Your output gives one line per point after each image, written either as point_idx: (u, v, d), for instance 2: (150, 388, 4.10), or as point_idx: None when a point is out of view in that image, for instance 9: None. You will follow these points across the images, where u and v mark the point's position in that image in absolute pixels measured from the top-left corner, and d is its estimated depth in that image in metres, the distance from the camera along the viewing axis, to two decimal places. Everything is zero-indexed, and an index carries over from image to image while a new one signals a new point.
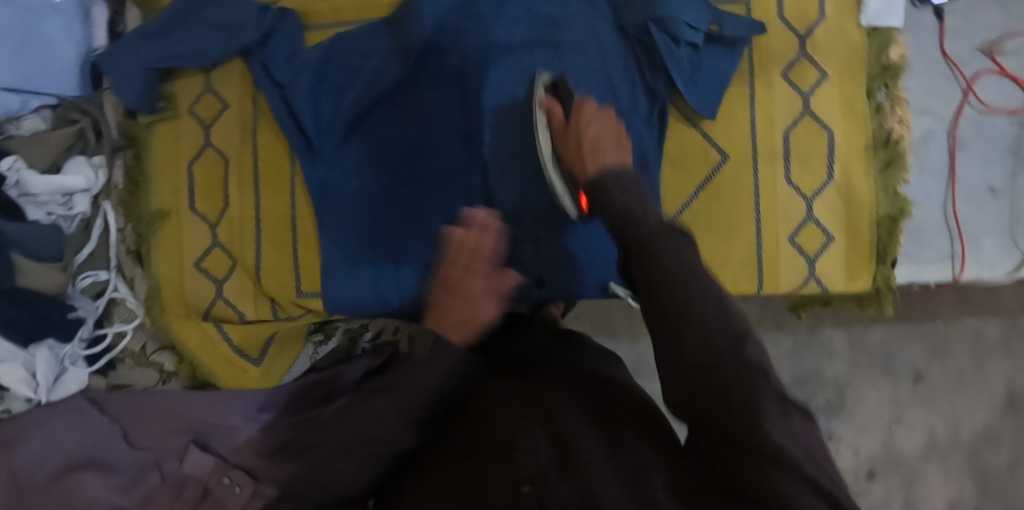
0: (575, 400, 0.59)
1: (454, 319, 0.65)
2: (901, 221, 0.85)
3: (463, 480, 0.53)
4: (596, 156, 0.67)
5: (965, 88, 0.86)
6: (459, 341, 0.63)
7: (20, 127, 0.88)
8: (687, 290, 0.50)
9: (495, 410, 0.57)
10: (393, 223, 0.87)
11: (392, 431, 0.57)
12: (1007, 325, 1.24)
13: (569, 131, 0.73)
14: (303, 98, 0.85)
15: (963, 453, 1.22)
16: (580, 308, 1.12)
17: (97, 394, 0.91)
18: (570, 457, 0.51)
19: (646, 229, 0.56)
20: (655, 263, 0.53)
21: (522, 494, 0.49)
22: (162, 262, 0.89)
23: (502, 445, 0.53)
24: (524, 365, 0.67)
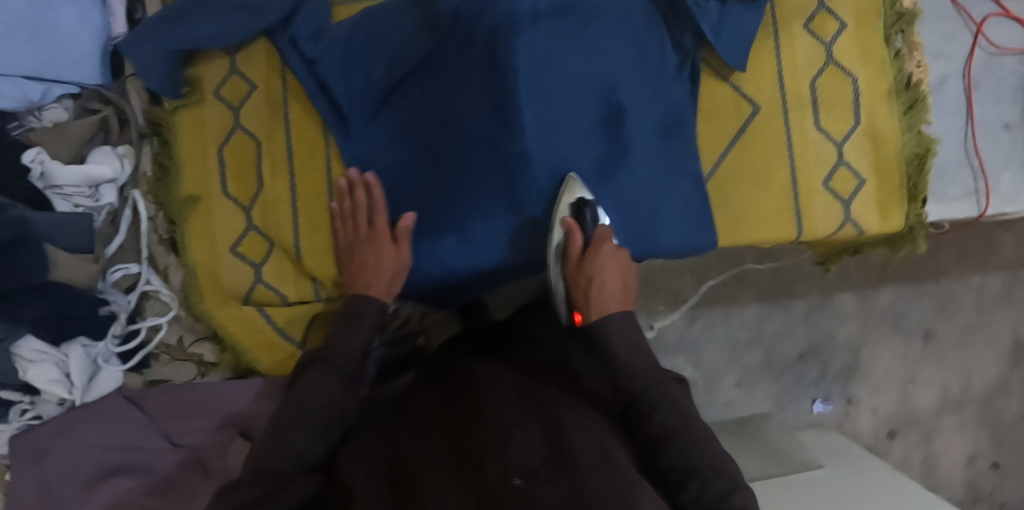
0: (570, 409, 0.72)
1: (372, 265, 0.81)
2: (928, 158, 0.88)
3: (451, 460, 0.64)
4: (605, 307, 0.78)
5: (975, 31, 0.89)
6: (382, 290, 0.81)
7: (42, 117, 0.84)
8: (673, 445, 0.70)
9: (500, 412, 0.69)
10: (433, 193, 0.83)
11: (330, 395, 0.72)
12: (1008, 278, 1.45)
13: (581, 270, 0.79)
14: (335, 75, 0.84)
15: (975, 404, 1.46)
16: None
17: (133, 392, 0.89)
18: (560, 459, 0.62)
19: (641, 381, 0.74)
20: (655, 417, 0.72)
21: (513, 484, 0.59)
22: (196, 250, 0.86)
23: (498, 439, 0.64)
24: (515, 367, 0.80)
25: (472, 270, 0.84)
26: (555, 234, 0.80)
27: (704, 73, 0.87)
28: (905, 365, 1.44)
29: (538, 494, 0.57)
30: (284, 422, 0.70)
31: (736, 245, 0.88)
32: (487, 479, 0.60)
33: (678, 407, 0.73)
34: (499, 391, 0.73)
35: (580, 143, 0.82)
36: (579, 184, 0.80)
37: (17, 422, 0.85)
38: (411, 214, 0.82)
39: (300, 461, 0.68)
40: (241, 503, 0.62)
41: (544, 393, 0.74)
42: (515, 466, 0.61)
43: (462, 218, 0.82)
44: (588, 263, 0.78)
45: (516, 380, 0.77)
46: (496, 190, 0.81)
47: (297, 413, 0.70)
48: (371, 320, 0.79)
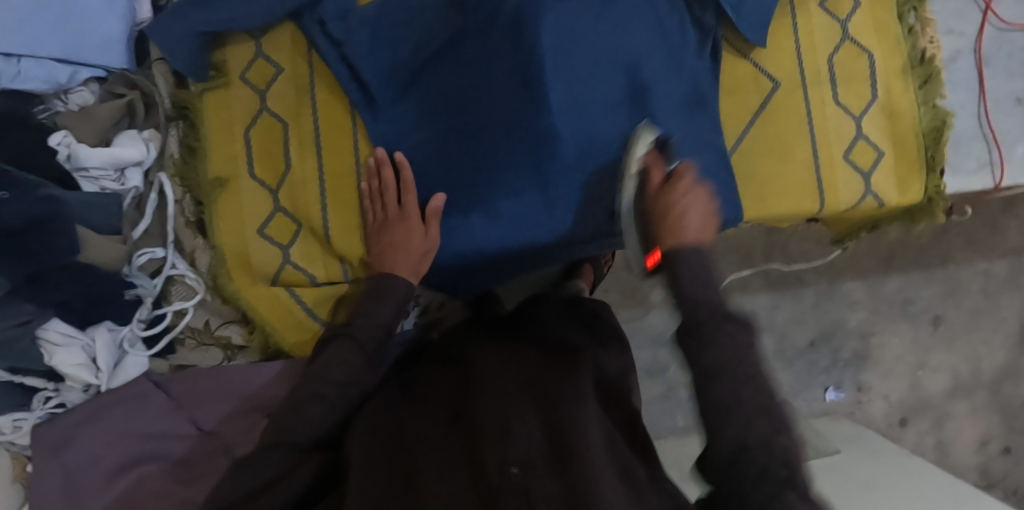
0: (575, 394, 0.70)
1: (399, 244, 0.82)
2: (945, 130, 0.89)
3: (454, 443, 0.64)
4: (680, 237, 0.70)
5: (984, 9, 0.92)
6: (411, 271, 0.82)
7: (69, 101, 0.85)
8: (721, 380, 0.62)
9: (504, 399, 0.67)
10: (462, 169, 0.83)
11: (349, 371, 0.74)
12: (1015, 263, 1.43)
13: (662, 197, 0.73)
14: (363, 56, 0.84)
15: (985, 390, 1.44)
16: (609, 283, 1.31)
17: (160, 376, 0.88)
18: (560, 452, 0.61)
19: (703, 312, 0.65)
20: (706, 350, 0.63)
21: (511, 473, 0.58)
22: (223, 231, 0.87)
23: (501, 423, 0.64)
24: (529, 347, 0.81)
25: (501, 248, 0.84)
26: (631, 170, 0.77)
27: (725, 50, 0.89)
28: (915, 351, 1.44)
29: (536, 487, 0.57)
30: (299, 399, 0.72)
31: (761, 219, 0.89)
32: (486, 469, 0.59)
33: (727, 353, 0.63)
34: (505, 377, 0.71)
35: (607, 117, 0.82)
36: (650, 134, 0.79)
37: (40, 410, 0.83)
38: (441, 195, 0.82)
39: (316, 433, 0.70)
40: (257, 481, 0.64)
41: (551, 377, 0.72)
42: (513, 455, 0.60)
43: (491, 193, 0.82)
44: (669, 189, 0.73)
45: (530, 359, 0.76)
46: (524, 167, 0.81)
47: (314, 389, 0.72)
48: (396, 296, 0.80)
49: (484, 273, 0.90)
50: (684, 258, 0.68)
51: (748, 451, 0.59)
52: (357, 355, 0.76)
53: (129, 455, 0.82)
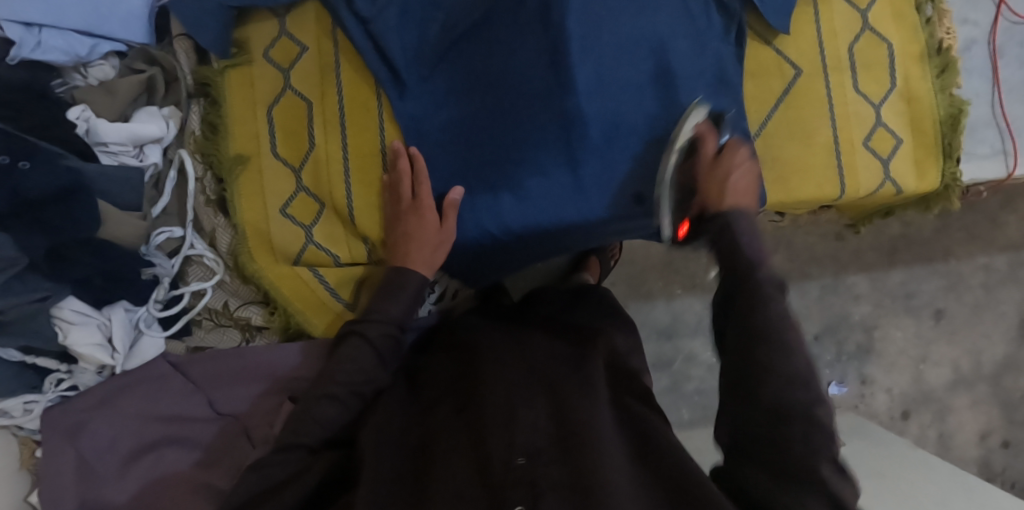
0: (582, 386, 0.69)
1: (414, 235, 0.82)
2: (961, 118, 0.91)
3: (463, 436, 0.64)
4: (733, 199, 0.71)
5: (998, 2, 0.94)
6: (425, 266, 0.82)
7: (88, 75, 0.83)
8: (764, 343, 0.60)
9: (509, 393, 0.67)
10: (491, 147, 0.84)
11: (363, 368, 0.75)
12: (1015, 258, 1.46)
13: (717, 167, 0.74)
14: (390, 34, 0.84)
15: (986, 383, 1.46)
16: (616, 276, 1.31)
17: (177, 357, 0.86)
18: (567, 443, 0.60)
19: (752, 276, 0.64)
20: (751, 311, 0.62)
21: (516, 464, 0.57)
22: (246, 210, 0.85)
23: (506, 414, 0.63)
24: (537, 338, 0.81)
25: (527, 230, 0.83)
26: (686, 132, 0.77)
27: (748, 36, 0.90)
28: (917, 344, 1.46)
29: (542, 475, 0.56)
30: (311, 398, 0.72)
31: (782, 201, 0.90)
32: (491, 460, 0.58)
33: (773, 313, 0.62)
34: (510, 371, 0.71)
35: (636, 97, 0.82)
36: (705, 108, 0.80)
37: (52, 393, 0.80)
38: (460, 189, 0.83)
39: (328, 434, 0.71)
40: (277, 479, 0.66)
41: (556, 372, 0.72)
42: (520, 446, 0.59)
43: (517, 172, 0.82)
44: (725, 162, 0.74)
45: (536, 352, 0.76)
46: (551, 146, 0.81)
47: (328, 389, 0.73)
48: (410, 290, 0.81)
49: (509, 254, 0.89)
50: (738, 214, 0.69)
51: (791, 398, 0.59)
52: (369, 355, 0.76)
53: (148, 437, 0.82)
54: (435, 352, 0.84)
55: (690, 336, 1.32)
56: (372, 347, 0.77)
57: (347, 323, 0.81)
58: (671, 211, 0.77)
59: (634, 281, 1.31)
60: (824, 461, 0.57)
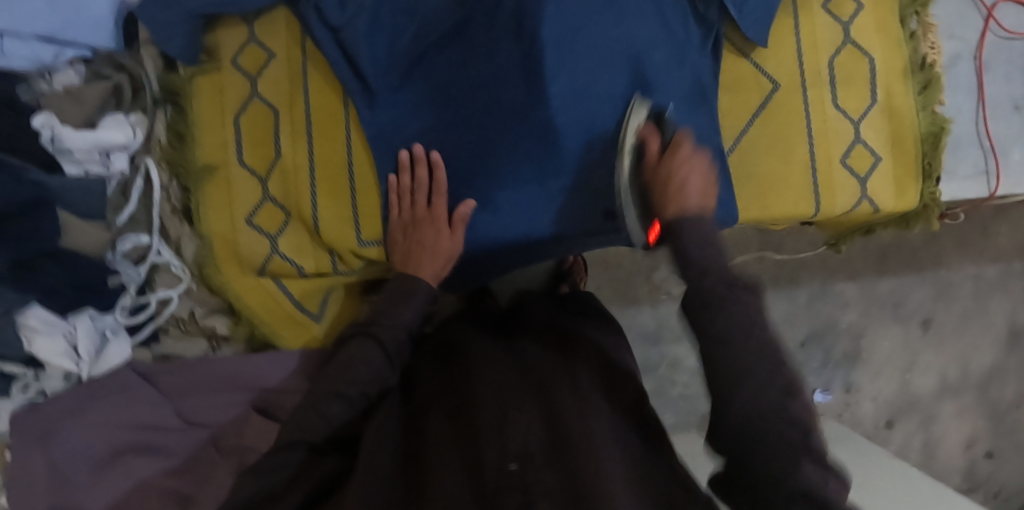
0: (573, 387, 0.68)
1: (427, 245, 0.81)
2: (943, 137, 0.89)
3: (456, 440, 0.63)
4: (681, 203, 0.70)
5: (986, 15, 0.92)
6: (434, 278, 0.81)
7: (52, 81, 0.82)
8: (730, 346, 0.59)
9: (502, 397, 0.65)
10: (474, 158, 0.83)
11: (371, 368, 0.73)
12: (1004, 268, 1.44)
13: (663, 164, 0.73)
14: (361, 41, 0.81)
15: (972, 391, 1.45)
16: (602, 280, 1.30)
17: (144, 365, 0.86)
18: (559, 445, 0.59)
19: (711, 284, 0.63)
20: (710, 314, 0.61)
21: (509, 470, 0.56)
22: (212, 219, 0.85)
23: (497, 419, 0.62)
24: (528, 342, 0.80)
25: (498, 244, 0.84)
26: (630, 139, 0.77)
27: (725, 49, 0.88)
28: (905, 352, 1.44)
29: (535, 481, 0.55)
30: (314, 398, 0.69)
31: (757, 218, 0.88)
32: (482, 466, 0.57)
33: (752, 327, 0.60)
34: (502, 376, 0.70)
35: (608, 109, 0.81)
36: (644, 103, 0.79)
37: (20, 397, 0.81)
38: (471, 202, 0.82)
39: (330, 431, 0.67)
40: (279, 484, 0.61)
41: (548, 372, 0.71)
42: (513, 450, 0.58)
43: (500, 188, 0.82)
44: (668, 157, 0.73)
45: (528, 357, 0.75)
46: (529, 156, 0.81)
47: (337, 387, 0.70)
48: (421, 298, 0.80)
49: (494, 264, 0.90)
50: (688, 220, 0.69)
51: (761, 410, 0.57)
52: (377, 354, 0.74)
53: (116, 445, 0.80)
54: (423, 355, 0.82)
55: (674, 341, 1.32)
56: (382, 347, 0.75)
57: (354, 325, 0.78)
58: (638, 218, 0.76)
59: (621, 285, 1.30)
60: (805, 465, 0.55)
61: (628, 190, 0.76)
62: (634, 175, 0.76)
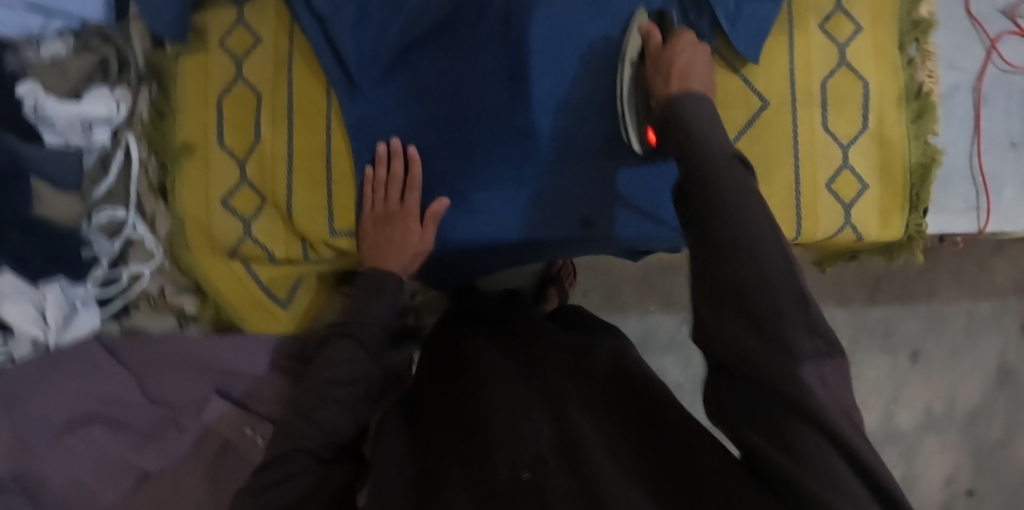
0: (579, 399, 0.67)
1: (396, 241, 0.81)
2: (933, 169, 0.87)
3: (463, 447, 0.61)
4: (686, 84, 0.69)
5: (989, 47, 0.90)
6: (400, 269, 0.80)
7: (39, 51, 0.81)
8: (735, 251, 0.55)
9: (510, 404, 0.64)
10: (453, 155, 0.82)
11: (353, 369, 0.71)
12: (999, 304, 1.41)
13: (665, 53, 0.73)
14: (346, 31, 0.81)
15: (958, 426, 1.41)
16: (590, 286, 1.30)
17: (111, 340, 0.85)
18: (571, 452, 0.57)
19: (718, 192, 0.57)
20: (720, 218, 0.56)
21: (524, 479, 0.54)
22: (187, 199, 0.85)
23: (507, 427, 0.60)
24: (529, 345, 0.78)
25: (470, 245, 0.84)
26: (632, 39, 0.77)
27: (716, 63, 0.86)
28: (891, 382, 1.41)
29: (551, 487, 0.52)
30: (303, 404, 0.69)
31: None
32: (494, 478, 0.55)
33: (754, 223, 0.55)
34: (506, 383, 0.68)
35: (589, 118, 0.81)
36: (644, 13, 0.79)
37: None
38: (444, 200, 0.80)
39: (330, 437, 0.67)
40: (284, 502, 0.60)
41: (552, 376, 0.70)
42: (525, 459, 0.56)
43: (477, 188, 0.82)
44: (670, 46, 0.73)
45: (530, 362, 0.73)
46: (506, 159, 0.82)
47: (322, 390, 0.69)
48: (391, 293, 0.78)
49: (472, 261, 0.91)
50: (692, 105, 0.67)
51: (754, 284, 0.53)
52: (359, 355, 0.72)
53: (80, 413, 0.81)
54: (424, 375, 0.81)
55: (656, 352, 1.30)
56: (361, 345, 0.73)
57: (331, 325, 0.76)
58: (634, 118, 0.77)
59: (609, 292, 1.29)
60: (804, 362, 0.51)
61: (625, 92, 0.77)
62: (635, 77, 0.77)
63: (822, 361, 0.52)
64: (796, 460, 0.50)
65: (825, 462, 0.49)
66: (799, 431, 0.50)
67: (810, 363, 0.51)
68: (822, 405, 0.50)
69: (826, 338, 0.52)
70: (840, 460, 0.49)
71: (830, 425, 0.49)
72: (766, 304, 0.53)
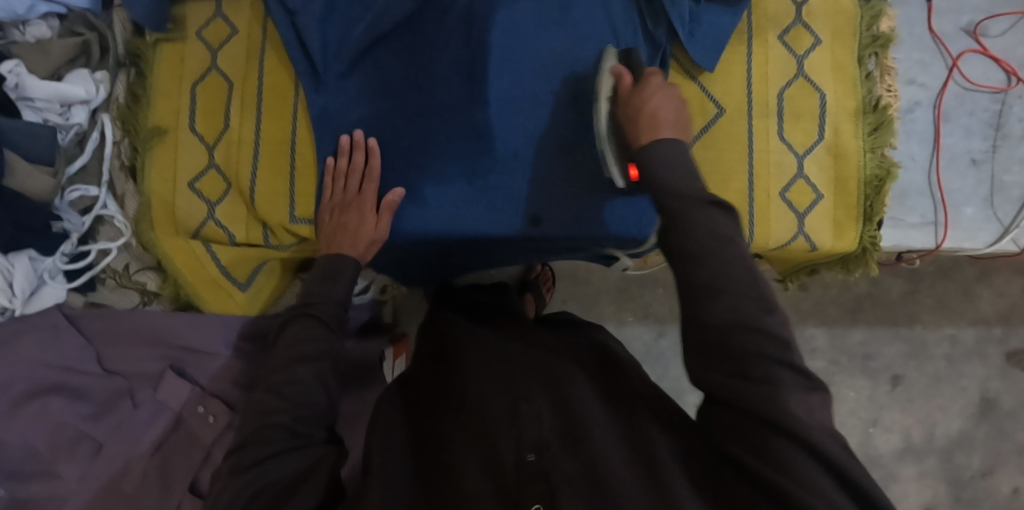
0: (574, 372, 0.71)
1: (351, 227, 0.82)
2: (887, 182, 0.88)
3: (469, 427, 0.66)
4: (657, 131, 0.70)
5: (951, 64, 0.91)
6: (359, 254, 0.81)
7: (25, 33, 0.88)
8: (722, 299, 0.59)
9: (509, 387, 0.68)
10: (410, 145, 0.84)
11: (317, 347, 0.73)
12: (984, 334, 1.25)
13: (632, 101, 0.73)
14: (312, 25, 0.85)
15: (938, 457, 1.24)
16: (567, 294, 1.26)
17: (73, 310, 0.90)
18: (571, 432, 0.62)
19: (697, 240, 0.62)
20: (704, 265, 0.61)
21: (528, 462, 0.59)
22: (155, 179, 0.88)
23: (509, 410, 0.65)
24: (518, 326, 0.84)
25: (424, 238, 0.85)
26: (605, 80, 0.77)
27: (673, 70, 0.88)
28: (868, 407, 1.25)
29: (554, 469, 0.58)
30: (270, 383, 0.70)
31: None
32: (500, 460, 0.60)
33: (735, 272, 0.60)
34: (507, 365, 0.73)
35: (543, 116, 0.84)
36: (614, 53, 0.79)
37: None
38: (399, 190, 0.82)
39: (304, 410, 0.68)
40: (275, 480, 0.63)
41: (546, 355, 0.74)
42: (528, 441, 0.61)
43: (437, 173, 0.83)
44: (640, 91, 0.73)
45: (522, 341, 0.78)
46: (460, 158, 0.83)
47: (288, 363, 0.71)
48: (348, 274, 0.80)
49: (432, 256, 0.91)
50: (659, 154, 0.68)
51: (737, 329, 0.58)
52: (320, 331, 0.74)
53: (39, 383, 0.82)
54: (421, 352, 0.86)
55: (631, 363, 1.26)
56: (323, 323, 0.75)
57: (290, 307, 0.77)
58: (617, 158, 0.76)
59: (586, 302, 1.25)
60: (790, 391, 0.56)
61: (607, 135, 0.75)
62: (612, 117, 0.76)
63: (803, 390, 0.57)
64: (774, 466, 0.54)
65: (802, 474, 0.53)
66: (780, 448, 0.54)
67: (796, 395, 0.56)
68: (804, 426, 0.54)
69: (807, 375, 0.57)
70: (829, 481, 0.53)
71: (813, 447, 0.53)
72: (750, 346, 0.57)
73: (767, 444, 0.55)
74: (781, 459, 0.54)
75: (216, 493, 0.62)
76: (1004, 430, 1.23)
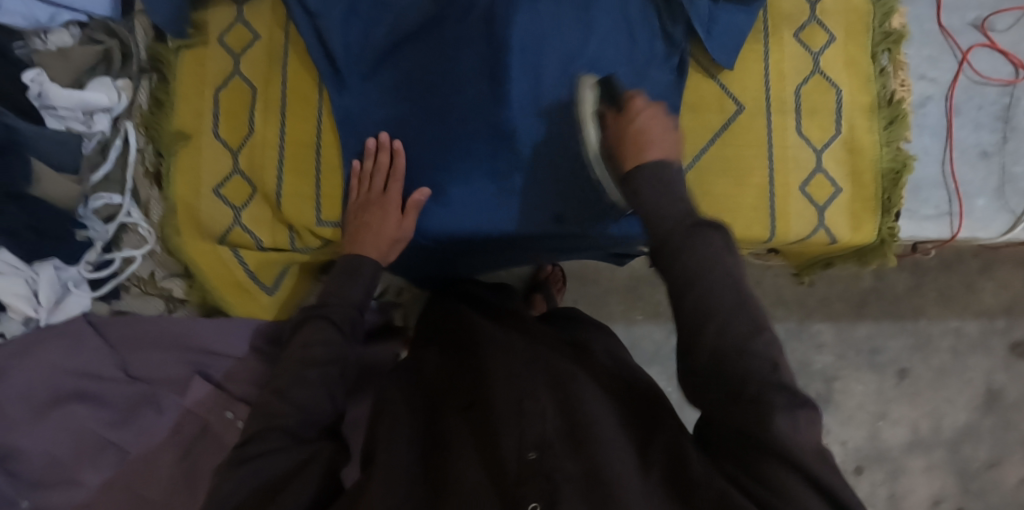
0: (581, 374, 0.69)
1: (374, 227, 0.83)
2: (904, 174, 0.90)
3: (474, 427, 0.63)
4: (642, 154, 0.68)
5: (960, 58, 0.93)
6: (377, 256, 0.81)
7: (47, 41, 0.88)
8: (709, 326, 0.58)
9: (514, 383, 0.67)
10: (438, 145, 0.84)
11: (327, 352, 0.71)
12: (988, 326, 1.27)
13: (620, 125, 0.71)
14: (335, 29, 0.86)
15: (945, 448, 1.26)
16: (579, 294, 1.26)
17: (97, 318, 0.88)
18: (574, 432, 0.60)
19: (682, 266, 0.60)
20: (692, 292, 0.59)
21: (529, 459, 0.57)
22: (179, 185, 0.89)
23: (512, 405, 0.63)
24: (525, 327, 0.82)
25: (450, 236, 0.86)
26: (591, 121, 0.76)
27: (691, 68, 0.90)
28: (876, 400, 1.26)
29: (555, 467, 0.55)
30: (279, 385, 0.68)
31: None
32: (501, 458, 0.57)
33: (725, 298, 0.58)
34: (513, 361, 0.71)
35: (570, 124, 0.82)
36: (593, 80, 0.79)
37: None
38: (426, 189, 0.83)
39: (309, 416, 0.66)
40: (266, 479, 0.60)
41: (552, 356, 0.73)
42: (531, 439, 0.59)
43: (461, 175, 0.84)
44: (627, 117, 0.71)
45: (528, 343, 0.76)
46: (485, 156, 0.84)
47: (301, 371, 0.69)
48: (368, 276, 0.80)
49: (460, 253, 0.92)
50: (642, 173, 0.66)
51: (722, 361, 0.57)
52: (334, 335, 0.73)
53: (59, 391, 0.82)
54: (436, 344, 0.84)
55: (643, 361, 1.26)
56: (337, 325, 0.74)
57: (303, 308, 0.76)
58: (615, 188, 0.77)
59: (596, 303, 1.25)
60: (780, 411, 0.54)
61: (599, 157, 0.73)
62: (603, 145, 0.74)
63: (793, 407, 0.55)
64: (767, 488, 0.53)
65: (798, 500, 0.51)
66: (773, 471, 0.53)
67: (785, 412, 0.54)
68: (796, 448, 0.53)
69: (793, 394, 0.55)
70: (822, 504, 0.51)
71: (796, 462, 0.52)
72: (736, 373, 0.56)
73: (758, 466, 0.54)
74: (770, 477, 0.53)
75: (213, 486, 0.60)
76: (1009, 420, 1.25)
